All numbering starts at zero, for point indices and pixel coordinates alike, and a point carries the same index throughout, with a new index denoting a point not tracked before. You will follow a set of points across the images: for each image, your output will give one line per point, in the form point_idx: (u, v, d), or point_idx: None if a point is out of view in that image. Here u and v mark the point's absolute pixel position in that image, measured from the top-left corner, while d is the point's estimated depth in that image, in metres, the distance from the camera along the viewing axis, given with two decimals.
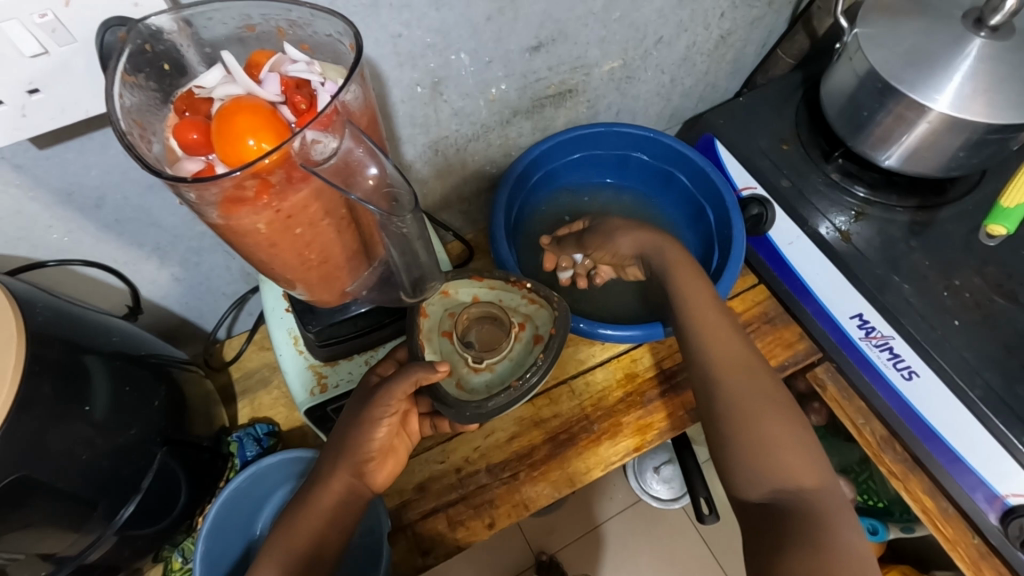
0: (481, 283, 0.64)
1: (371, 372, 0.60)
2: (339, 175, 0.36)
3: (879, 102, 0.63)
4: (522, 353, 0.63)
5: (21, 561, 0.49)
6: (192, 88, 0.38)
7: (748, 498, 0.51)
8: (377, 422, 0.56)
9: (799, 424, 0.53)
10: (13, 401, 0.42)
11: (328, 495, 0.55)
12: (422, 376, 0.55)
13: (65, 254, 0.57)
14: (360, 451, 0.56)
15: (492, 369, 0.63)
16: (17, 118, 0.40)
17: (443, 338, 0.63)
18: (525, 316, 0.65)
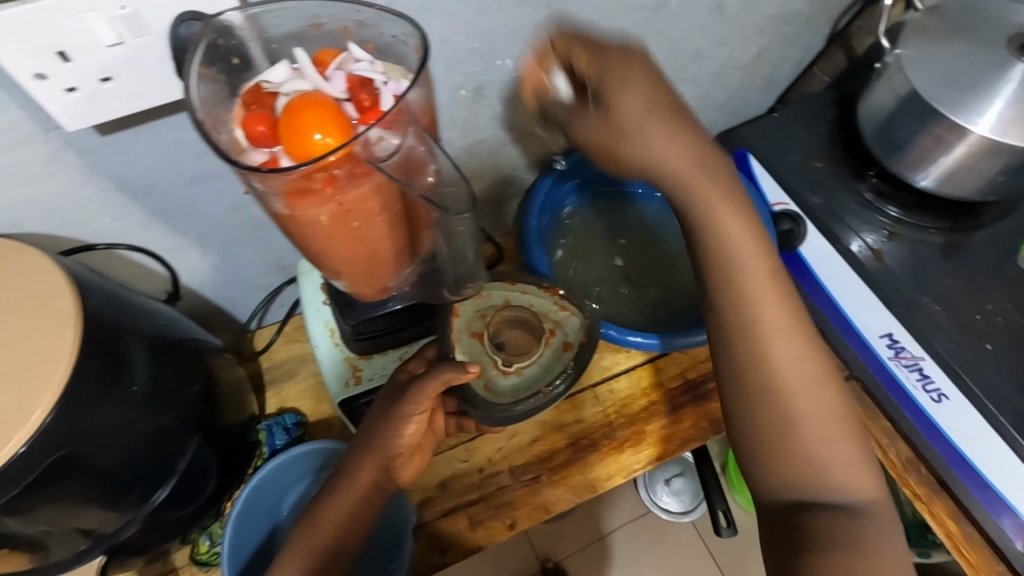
0: (513, 288, 0.64)
1: (401, 369, 0.60)
2: (401, 170, 0.37)
3: (919, 123, 0.63)
4: (551, 359, 0.62)
5: (59, 535, 0.50)
6: (259, 83, 0.39)
7: (766, 495, 0.46)
8: (407, 418, 0.57)
9: (848, 420, 0.46)
10: (67, 378, 0.44)
11: (354, 488, 0.55)
12: (454, 376, 0.56)
13: (113, 239, 0.58)
14: (388, 447, 0.57)
15: (520, 374, 0.61)
16: (89, 105, 0.41)
17: (472, 339, 0.61)
18: (556, 323, 0.64)
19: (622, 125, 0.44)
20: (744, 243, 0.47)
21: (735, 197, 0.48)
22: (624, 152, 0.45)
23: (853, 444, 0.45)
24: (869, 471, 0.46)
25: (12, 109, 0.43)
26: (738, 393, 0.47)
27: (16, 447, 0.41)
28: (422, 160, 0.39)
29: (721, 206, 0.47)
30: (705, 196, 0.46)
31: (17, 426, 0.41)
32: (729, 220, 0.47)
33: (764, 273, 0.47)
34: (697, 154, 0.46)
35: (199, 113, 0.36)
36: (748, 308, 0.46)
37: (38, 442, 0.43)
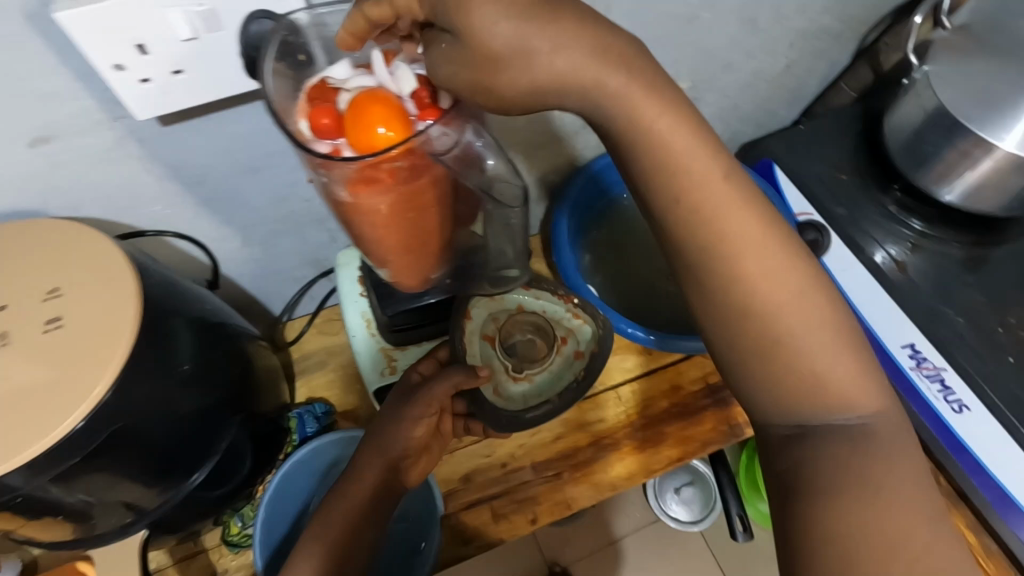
0: (527, 294, 0.71)
1: (412, 370, 0.61)
2: (460, 163, 0.40)
3: (946, 137, 0.65)
4: (560, 365, 0.70)
5: (105, 506, 0.52)
6: (324, 78, 0.41)
7: (764, 426, 0.40)
8: (415, 417, 0.57)
9: (838, 329, 0.38)
10: (125, 355, 0.45)
11: (362, 486, 0.53)
12: (461, 380, 0.59)
13: (163, 226, 0.60)
14: (395, 449, 0.55)
15: (530, 379, 0.69)
16: (160, 95, 0.44)
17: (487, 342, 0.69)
18: (568, 331, 0.72)
19: (489, 44, 0.31)
20: (688, 147, 0.36)
21: (667, 93, 0.36)
22: (502, 69, 0.32)
23: (846, 356, 0.38)
24: (875, 384, 0.39)
25: (84, 97, 0.46)
26: (713, 322, 0.39)
27: (76, 421, 0.43)
28: (479, 152, 0.41)
29: (657, 110, 0.35)
30: (632, 101, 0.35)
31: (79, 400, 0.43)
32: (667, 126, 0.36)
33: (719, 180, 0.37)
34: (623, 65, 0.34)
35: (273, 103, 0.38)
36: (704, 235, 0.37)
37: (96, 416, 0.45)
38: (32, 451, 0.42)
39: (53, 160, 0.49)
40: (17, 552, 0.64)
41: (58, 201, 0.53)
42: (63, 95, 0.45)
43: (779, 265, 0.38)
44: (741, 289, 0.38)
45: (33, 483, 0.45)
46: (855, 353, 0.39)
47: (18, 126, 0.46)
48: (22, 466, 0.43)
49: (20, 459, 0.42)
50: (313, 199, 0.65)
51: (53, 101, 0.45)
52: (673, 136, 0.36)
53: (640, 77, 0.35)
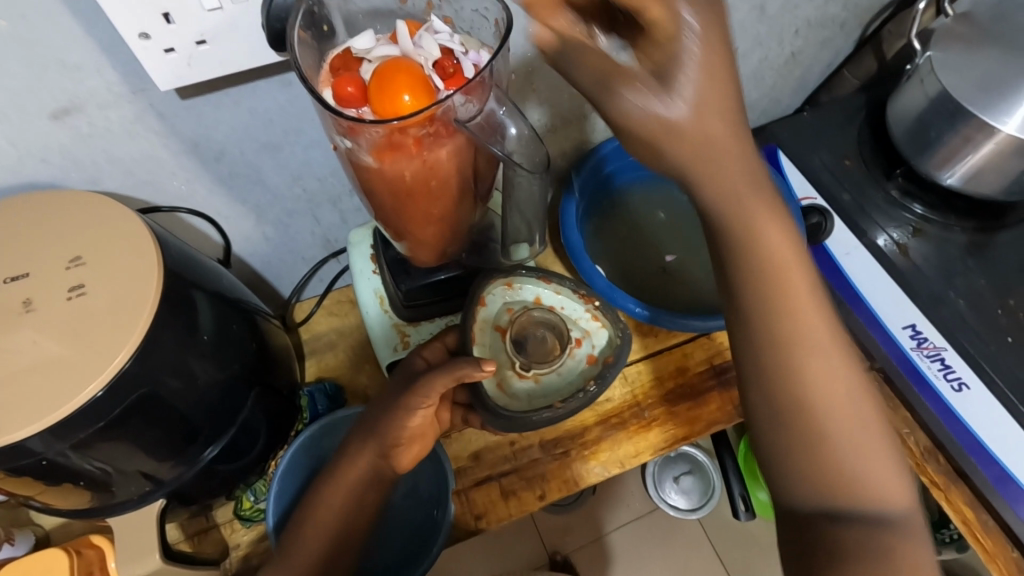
0: (547, 286, 0.64)
1: (416, 354, 0.60)
2: (484, 132, 0.42)
3: (949, 122, 0.66)
4: (571, 370, 0.63)
5: (125, 476, 0.53)
6: (347, 49, 0.42)
7: (790, 501, 0.40)
8: (413, 410, 0.55)
9: (871, 407, 0.40)
10: (151, 320, 0.46)
11: (352, 473, 0.55)
12: (467, 372, 0.54)
13: (179, 203, 0.61)
14: (389, 435, 0.55)
15: (536, 380, 0.62)
16: (184, 67, 0.45)
17: (496, 333, 0.62)
18: (584, 333, 0.64)
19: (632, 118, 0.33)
20: (766, 219, 0.39)
21: (755, 171, 0.38)
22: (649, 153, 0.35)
23: (881, 437, 0.40)
24: (904, 483, 0.40)
25: (107, 69, 0.46)
26: (752, 376, 0.41)
27: (95, 390, 0.44)
28: (501, 120, 0.43)
29: (748, 190, 0.38)
30: (732, 178, 0.37)
31: (101, 367, 0.44)
32: (754, 203, 0.38)
33: (788, 255, 0.39)
34: (739, 144, 0.36)
35: (301, 68, 0.39)
36: (767, 288, 0.39)
37: (115, 385, 0.45)
38: (58, 415, 0.43)
39: (74, 133, 0.50)
40: (31, 527, 0.65)
41: (77, 175, 0.54)
42: (88, 66, 0.45)
43: (830, 332, 0.40)
44: (795, 369, 0.39)
45: (56, 449, 0.45)
46: (889, 451, 0.40)
47: (42, 98, 0.46)
48: (47, 431, 0.43)
49: (45, 422, 0.43)
50: (327, 178, 0.65)
51: (76, 73, 0.45)
52: (758, 208, 0.38)
53: (747, 159, 0.37)
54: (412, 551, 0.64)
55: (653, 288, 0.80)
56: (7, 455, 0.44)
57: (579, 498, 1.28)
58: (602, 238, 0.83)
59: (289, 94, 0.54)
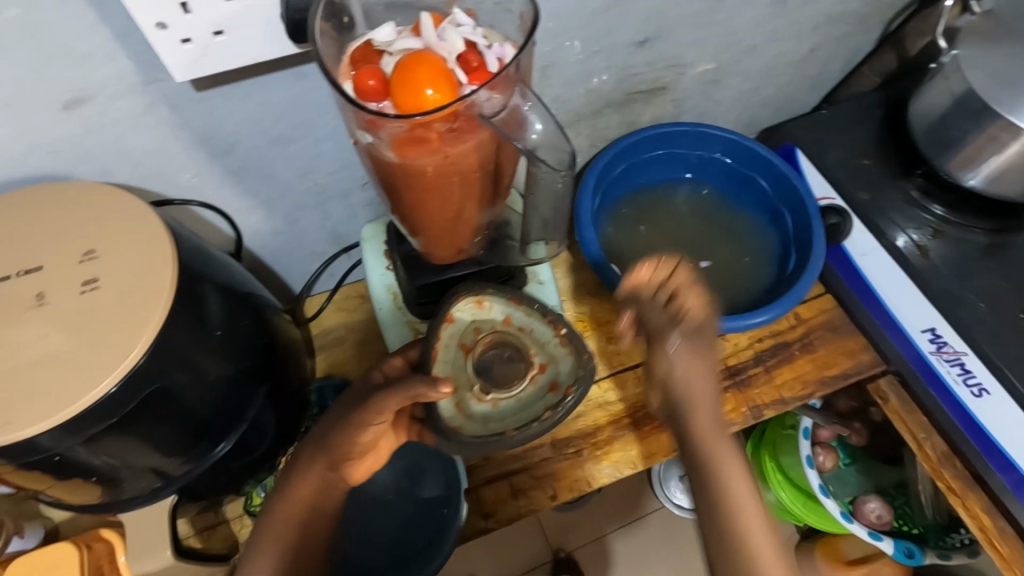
0: (516, 308, 0.56)
1: (375, 367, 0.56)
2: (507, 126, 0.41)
3: (973, 121, 0.65)
4: (531, 397, 0.55)
5: (135, 471, 0.52)
6: (368, 41, 0.41)
7: None
8: (364, 426, 0.53)
9: None
10: (165, 314, 0.46)
11: (302, 486, 0.53)
12: (421, 392, 0.50)
13: (189, 196, 0.60)
14: (340, 449, 0.53)
15: (495, 404, 0.55)
16: (199, 57, 0.44)
17: (459, 351, 0.56)
18: (550, 358, 0.56)
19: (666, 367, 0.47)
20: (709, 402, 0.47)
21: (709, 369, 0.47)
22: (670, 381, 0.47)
23: None
24: None
25: (120, 59, 0.45)
26: (706, 527, 0.43)
27: (109, 385, 0.43)
28: (525, 115, 0.43)
29: (701, 380, 0.47)
30: (694, 375, 0.47)
31: (114, 362, 0.43)
32: (700, 382, 0.47)
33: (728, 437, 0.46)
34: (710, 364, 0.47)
35: (322, 60, 0.38)
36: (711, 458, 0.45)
37: (129, 380, 0.44)
38: (72, 410, 0.42)
39: (85, 124, 0.49)
40: (39, 520, 0.65)
41: (89, 167, 0.53)
42: (100, 55, 0.44)
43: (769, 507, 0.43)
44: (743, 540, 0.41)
45: (66, 444, 0.45)
46: None
47: (53, 87, 0.45)
48: (59, 427, 0.43)
49: (59, 418, 0.42)
50: (338, 172, 0.64)
51: (88, 62, 0.45)
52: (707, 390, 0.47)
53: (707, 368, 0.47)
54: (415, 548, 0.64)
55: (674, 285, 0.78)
56: (17, 450, 0.43)
57: (584, 496, 1.27)
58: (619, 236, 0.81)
59: (302, 86, 0.53)
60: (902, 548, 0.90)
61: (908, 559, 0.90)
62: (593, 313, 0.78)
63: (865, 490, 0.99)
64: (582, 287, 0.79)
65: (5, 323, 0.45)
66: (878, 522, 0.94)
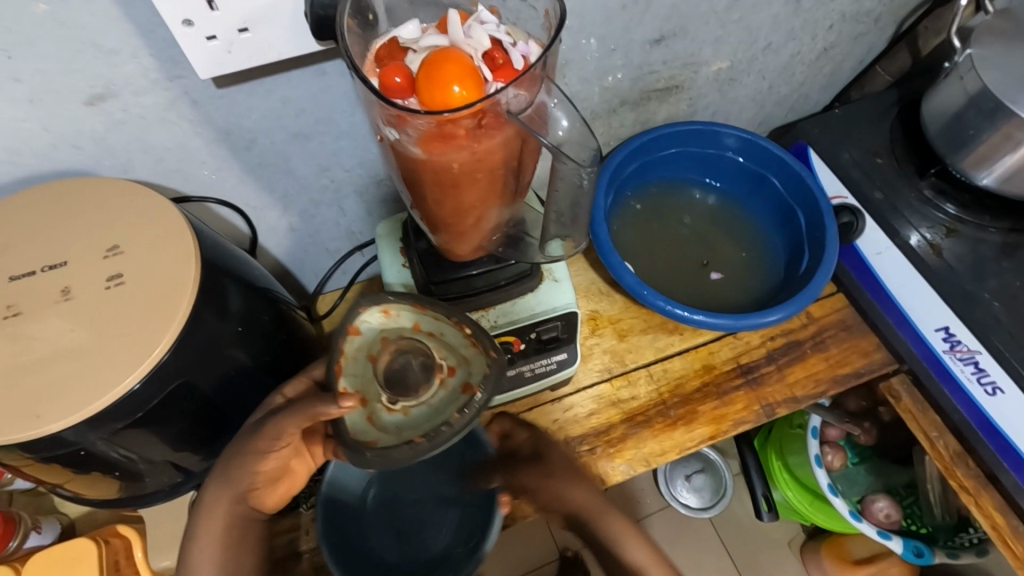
0: (423, 313, 0.49)
1: (276, 391, 0.51)
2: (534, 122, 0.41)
3: (987, 120, 0.65)
4: (444, 403, 0.47)
5: (157, 464, 0.53)
6: (393, 38, 0.42)
7: None
8: (264, 452, 0.48)
9: None
10: (188, 310, 0.46)
11: (211, 522, 0.48)
12: (321, 411, 0.44)
13: (208, 192, 0.61)
14: (243, 481, 0.49)
15: (406, 413, 0.47)
16: (224, 53, 0.44)
17: (366, 363, 0.48)
18: (461, 360, 0.49)
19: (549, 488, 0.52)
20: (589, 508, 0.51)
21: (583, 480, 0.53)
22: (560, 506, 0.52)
23: None
24: None
25: (144, 55, 0.45)
26: None
27: (133, 381, 0.43)
28: (550, 112, 0.43)
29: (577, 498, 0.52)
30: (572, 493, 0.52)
31: (139, 358, 0.44)
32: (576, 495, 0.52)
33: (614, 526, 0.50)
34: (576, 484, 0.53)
35: (350, 56, 0.39)
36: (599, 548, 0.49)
37: (154, 376, 0.45)
38: (97, 405, 0.43)
39: (108, 119, 0.49)
40: (55, 515, 0.65)
41: (111, 162, 0.53)
42: (125, 52, 0.45)
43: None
44: None
45: (90, 438, 0.45)
46: None
47: (78, 83, 0.46)
48: (85, 421, 0.43)
49: (85, 412, 0.42)
50: (355, 169, 0.64)
51: (115, 57, 0.45)
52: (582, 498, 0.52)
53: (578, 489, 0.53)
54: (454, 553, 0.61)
55: (686, 281, 0.78)
56: (43, 444, 0.44)
57: None
58: (629, 235, 0.81)
59: (322, 83, 0.53)
60: (910, 547, 0.91)
61: (917, 558, 0.90)
62: (606, 310, 0.78)
63: (873, 489, 0.99)
64: (594, 285, 0.80)
65: (30, 317, 0.45)
66: (885, 521, 0.94)
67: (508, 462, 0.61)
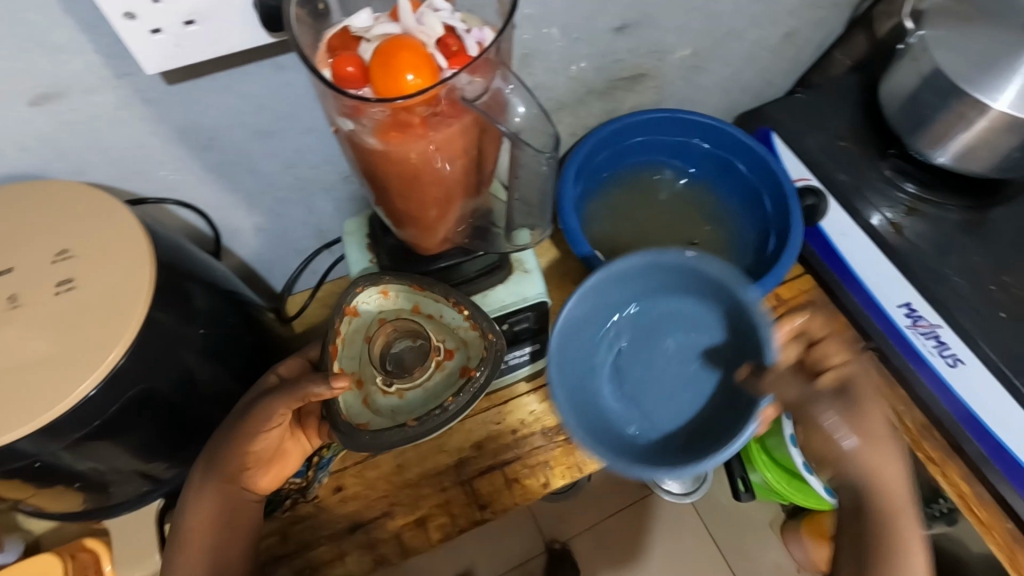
0: (422, 294, 0.55)
1: (272, 370, 0.56)
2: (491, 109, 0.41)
3: (942, 100, 0.66)
4: (438, 385, 0.55)
5: (122, 474, 0.52)
6: (345, 28, 0.41)
7: None
8: (255, 435, 0.52)
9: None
10: (144, 313, 0.44)
11: (202, 505, 0.53)
12: (313, 392, 0.50)
13: (166, 193, 0.59)
14: (234, 464, 0.53)
15: (401, 395, 0.56)
16: (172, 48, 0.43)
17: (364, 344, 0.56)
18: (460, 343, 0.56)
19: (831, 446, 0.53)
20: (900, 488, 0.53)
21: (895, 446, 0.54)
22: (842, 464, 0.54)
23: None
24: None
25: (88, 51, 0.44)
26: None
27: (89, 388, 0.42)
28: (508, 98, 0.42)
29: (879, 459, 0.53)
30: (865, 457, 0.52)
31: (93, 365, 0.42)
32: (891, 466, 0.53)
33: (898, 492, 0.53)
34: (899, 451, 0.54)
35: (300, 46, 0.38)
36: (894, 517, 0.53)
37: (110, 382, 0.44)
38: (50, 415, 0.41)
39: (54, 120, 0.48)
40: (20, 533, 0.63)
41: (60, 164, 0.52)
42: (66, 48, 0.43)
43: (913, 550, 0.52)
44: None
45: (49, 449, 0.44)
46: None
47: (19, 82, 0.44)
48: (41, 432, 0.42)
49: (38, 423, 0.41)
50: (320, 165, 0.63)
51: (55, 55, 0.43)
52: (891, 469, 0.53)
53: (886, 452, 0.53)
54: (716, 424, 0.56)
55: None
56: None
57: (575, 486, 1.26)
58: (602, 226, 0.81)
59: (280, 77, 0.52)
60: None
61: None
62: None
63: None
64: (567, 276, 0.80)
65: None
66: None
67: (806, 370, 0.53)
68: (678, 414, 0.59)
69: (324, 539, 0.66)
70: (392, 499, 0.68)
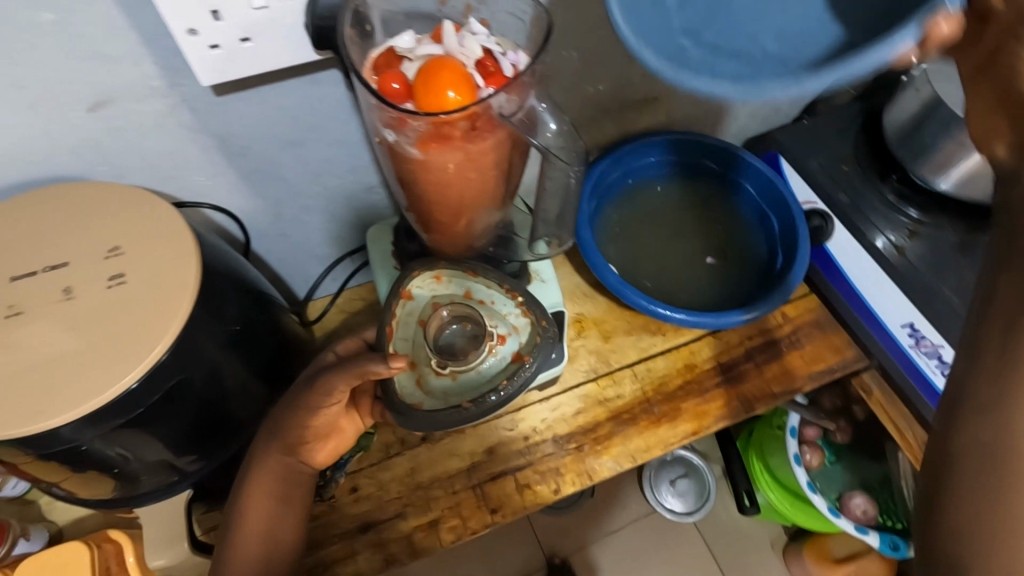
0: (475, 280, 0.58)
1: (330, 350, 0.61)
2: (524, 126, 0.44)
3: (945, 130, 0.69)
4: (491, 368, 0.56)
5: (152, 464, 0.54)
6: (391, 48, 0.44)
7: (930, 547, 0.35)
8: (315, 408, 0.57)
9: None
10: (190, 310, 0.47)
11: (263, 474, 0.58)
12: (371, 370, 0.52)
13: (201, 198, 0.62)
14: (292, 436, 0.58)
15: (454, 377, 0.57)
16: (225, 62, 0.46)
17: (418, 328, 0.57)
18: (512, 329, 0.57)
19: None
20: None
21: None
22: None
23: None
24: None
25: (147, 63, 0.47)
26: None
27: (131, 380, 0.44)
28: (541, 115, 0.45)
29: None
30: None
31: (139, 358, 0.45)
32: None
33: None
34: None
35: (350, 63, 0.41)
36: None
37: (152, 375, 0.46)
38: (97, 402, 0.43)
39: (107, 125, 0.51)
40: (43, 523, 0.65)
41: (108, 168, 0.55)
42: (126, 59, 0.46)
43: None
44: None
45: (88, 436, 0.46)
46: None
47: (81, 90, 0.47)
48: (85, 419, 0.44)
49: (82, 410, 0.43)
50: (346, 175, 0.66)
51: (114, 64, 0.46)
52: None
53: None
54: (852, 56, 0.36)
55: (665, 281, 0.82)
56: (40, 442, 0.44)
57: (576, 499, 1.27)
58: (613, 239, 0.84)
59: (317, 91, 0.55)
60: (887, 541, 0.94)
61: (893, 551, 0.93)
62: (590, 312, 0.81)
63: (850, 486, 1.02)
64: (578, 288, 0.83)
65: (31, 317, 0.46)
66: (863, 517, 0.97)
67: None
68: (789, 36, 0.42)
69: (336, 538, 0.67)
70: (404, 500, 0.69)
